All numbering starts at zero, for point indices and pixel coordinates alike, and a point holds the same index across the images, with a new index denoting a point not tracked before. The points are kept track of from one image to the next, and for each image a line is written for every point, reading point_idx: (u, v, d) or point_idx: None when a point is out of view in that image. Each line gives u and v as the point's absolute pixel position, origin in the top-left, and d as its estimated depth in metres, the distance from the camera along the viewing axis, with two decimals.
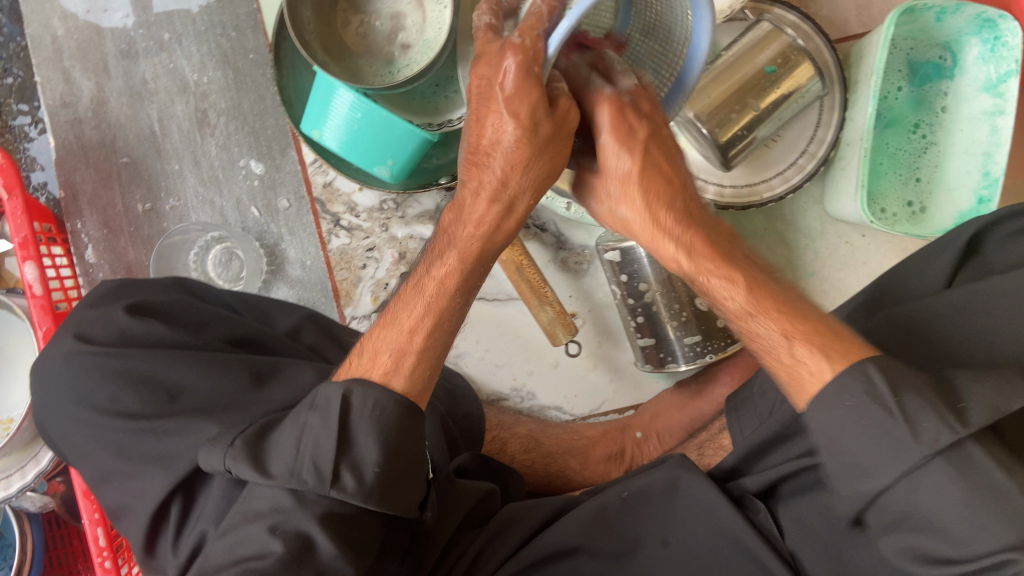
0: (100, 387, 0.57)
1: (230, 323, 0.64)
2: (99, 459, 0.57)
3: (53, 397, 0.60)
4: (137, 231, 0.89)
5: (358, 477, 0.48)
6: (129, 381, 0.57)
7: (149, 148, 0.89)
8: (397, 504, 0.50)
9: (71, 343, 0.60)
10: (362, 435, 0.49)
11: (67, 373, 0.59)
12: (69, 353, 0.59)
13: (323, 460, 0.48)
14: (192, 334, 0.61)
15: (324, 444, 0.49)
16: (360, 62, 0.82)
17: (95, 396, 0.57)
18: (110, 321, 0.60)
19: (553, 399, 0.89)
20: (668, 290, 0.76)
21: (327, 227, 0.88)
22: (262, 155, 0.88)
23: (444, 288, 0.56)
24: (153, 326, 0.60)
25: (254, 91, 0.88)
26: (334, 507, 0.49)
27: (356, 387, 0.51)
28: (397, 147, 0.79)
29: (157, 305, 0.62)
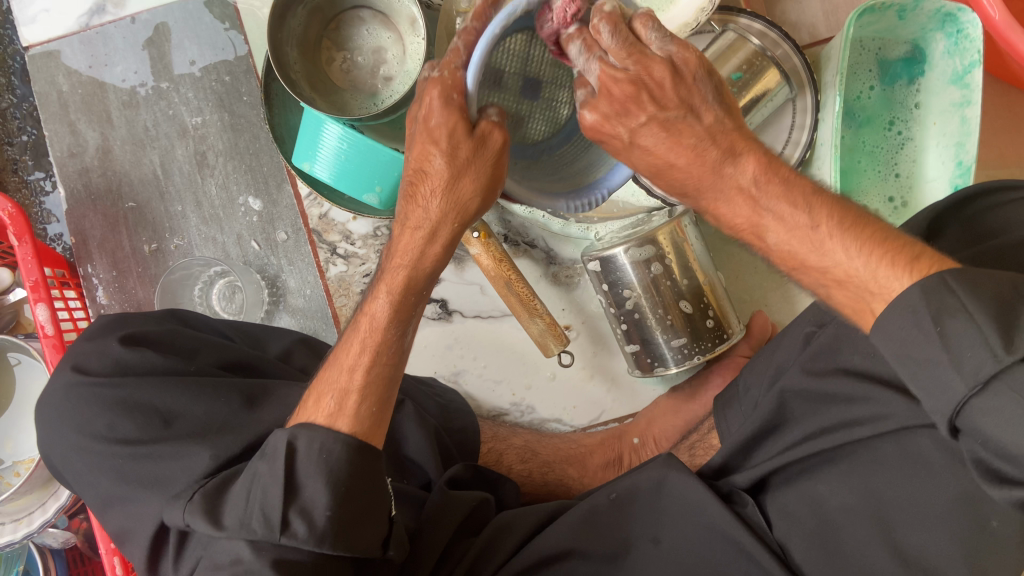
0: (98, 416, 0.61)
1: (221, 349, 0.67)
2: (100, 485, 0.60)
3: (52, 428, 0.63)
4: (144, 271, 0.94)
5: (308, 524, 0.50)
6: (125, 409, 0.60)
7: (153, 192, 0.93)
8: (356, 545, 0.52)
9: (69, 376, 0.63)
10: (308, 479, 0.52)
11: (66, 405, 0.62)
12: (68, 385, 0.63)
13: (271, 509, 0.51)
14: (184, 361, 0.64)
15: (272, 492, 0.51)
16: (346, 96, 0.86)
17: (92, 424, 0.61)
18: (106, 352, 0.63)
19: (553, 412, 0.91)
20: (653, 295, 0.78)
21: (324, 256, 0.92)
22: (259, 192, 0.92)
23: (378, 326, 0.58)
24: (146, 355, 0.63)
25: (249, 131, 0.92)
26: (284, 552, 0.51)
27: (300, 433, 0.53)
28: (383, 173, 0.81)
29: (150, 336, 0.66)
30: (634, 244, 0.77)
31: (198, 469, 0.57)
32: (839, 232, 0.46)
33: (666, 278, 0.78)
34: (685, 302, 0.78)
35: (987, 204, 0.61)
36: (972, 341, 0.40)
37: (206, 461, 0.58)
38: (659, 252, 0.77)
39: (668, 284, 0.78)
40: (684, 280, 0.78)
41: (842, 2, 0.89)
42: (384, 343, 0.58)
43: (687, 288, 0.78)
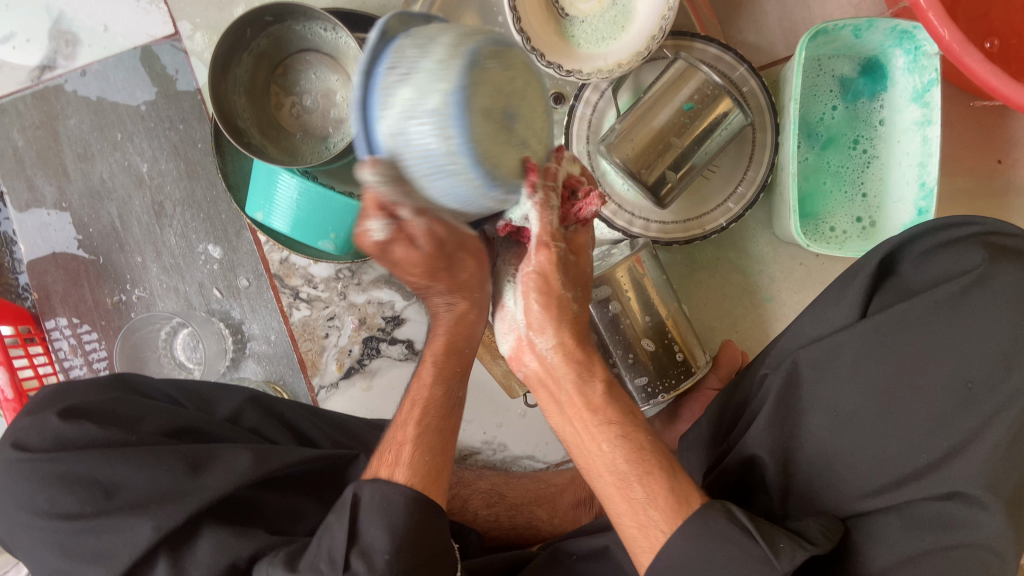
0: (37, 491, 0.59)
1: (165, 416, 0.65)
2: (46, 560, 0.59)
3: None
4: (108, 323, 0.93)
5: (367, 562, 0.51)
6: (65, 483, 0.59)
7: (113, 243, 0.92)
8: None
9: (9, 453, 0.61)
10: (370, 524, 0.53)
11: (7, 482, 0.61)
12: (9, 462, 0.61)
13: (336, 550, 0.52)
14: (126, 431, 0.62)
15: (313, 552, 0.54)
16: (297, 141, 0.85)
17: (33, 500, 0.59)
18: (45, 427, 0.62)
19: (525, 448, 0.90)
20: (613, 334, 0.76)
21: (287, 301, 0.91)
22: (218, 240, 0.91)
23: (425, 386, 0.62)
24: (86, 427, 0.61)
25: (206, 178, 0.91)
26: None
27: (363, 485, 0.55)
28: (336, 217, 0.81)
29: (90, 407, 0.64)
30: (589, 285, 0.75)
31: (141, 542, 0.57)
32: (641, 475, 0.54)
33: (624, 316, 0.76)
34: (646, 341, 0.76)
35: (938, 240, 0.60)
36: (756, 552, 0.49)
37: (149, 533, 0.57)
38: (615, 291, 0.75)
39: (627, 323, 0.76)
40: (644, 318, 0.76)
41: (800, 17, 0.86)
42: (427, 397, 0.61)
43: (648, 325, 0.76)
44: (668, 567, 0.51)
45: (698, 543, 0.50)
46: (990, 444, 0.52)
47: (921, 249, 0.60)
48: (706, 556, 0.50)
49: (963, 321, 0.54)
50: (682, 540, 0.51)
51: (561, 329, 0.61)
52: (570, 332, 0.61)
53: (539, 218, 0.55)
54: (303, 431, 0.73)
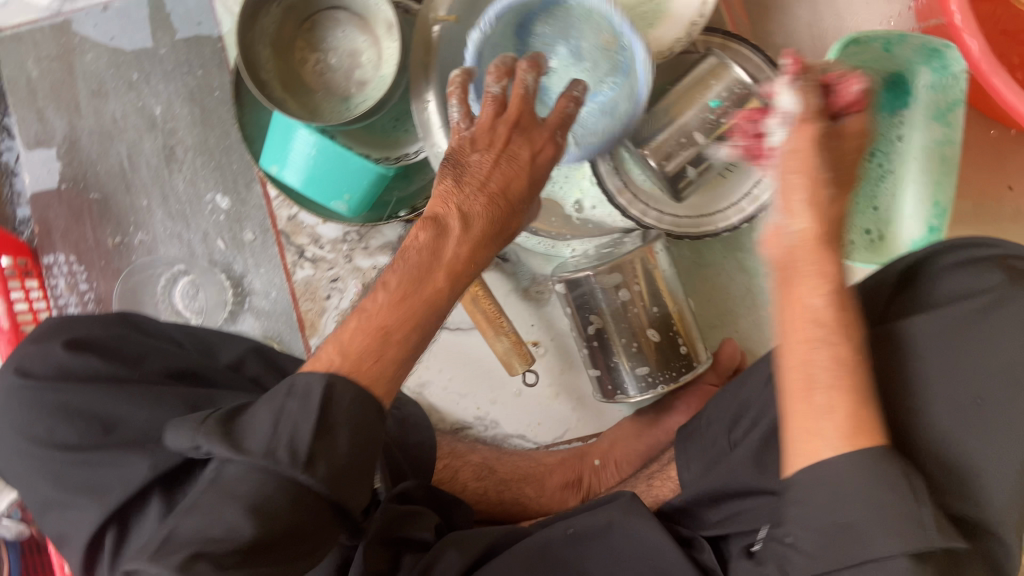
0: (38, 419, 0.59)
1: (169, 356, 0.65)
2: (37, 490, 0.58)
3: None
4: (109, 265, 0.92)
5: (327, 464, 0.45)
6: (68, 413, 0.59)
7: (120, 184, 0.91)
8: (348, 500, 0.47)
9: (12, 379, 0.61)
10: (337, 426, 0.47)
11: (8, 408, 0.60)
12: (11, 388, 0.61)
13: (300, 441, 0.45)
14: (130, 367, 0.62)
15: (258, 436, 0.45)
16: (317, 98, 0.84)
17: (32, 428, 0.59)
18: (50, 356, 0.62)
19: (517, 428, 0.91)
20: (621, 320, 0.77)
21: (291, 259, 0.90)
22: (227, 190, 0.90)
23: (426, 274, 0.53)
24: (91, 361, 0.62)
25: (220, 127, 0.90)
26: (297, 494, 0.45)
27: (337, 378, 0.48)
28: (350, 175, 0.79)
29: (96, 340, 0.64)
30: (602, 269, 0.76)
31: (135, 479, 0.55)
32: (829, 384, 0.47)
33: (633, 304, 0.77)
34: (652, 331, 0.77)
35: (958, 257, 0.59)
36: None
37: (141, 471, 0.55)
38: (627, 279, 0.76)
39: (635, 311, 0.77)
40: (652, 308, 0.77)
41: (829, 26, 0.87)
42: (434, 294, 0.53)
43: (655, 316, 0.77)
44: (818, 480, 0.46)
45: (860, 468, 0.46)
46: (1005, 465, 0.50)
47: (943, 265, 0.59)
48: (868, 488, 0.45)
49: (980, 336, 0.53)
50: (844, 461, 0.46)
51: (819, 215, 0.51)
52: (827, 222, 0.51)
53: (800, 109, 0.50)
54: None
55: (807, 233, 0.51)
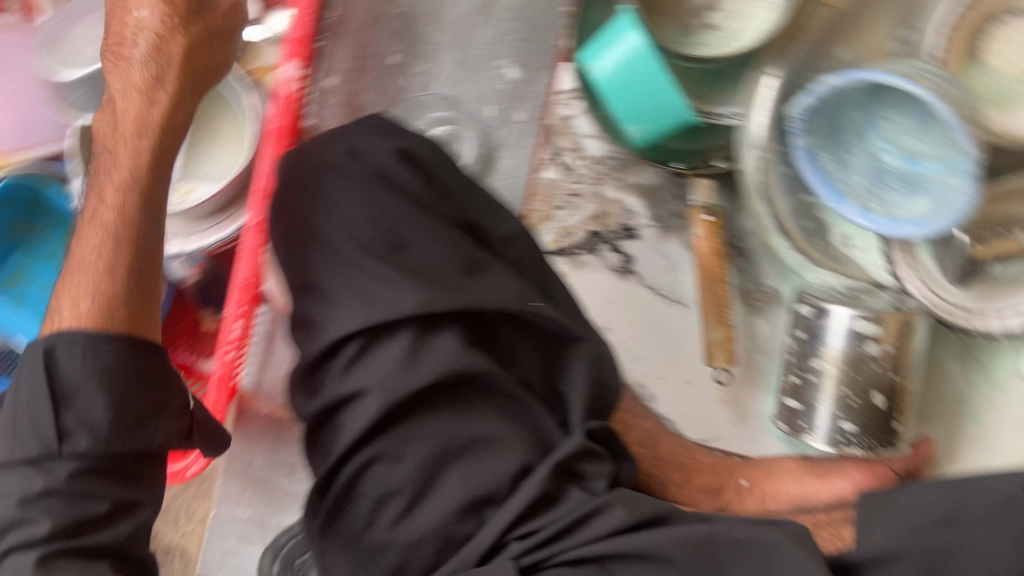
0: (349, 205, 0.60)
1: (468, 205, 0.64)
2: (312, 267, 0.60)
3: (301, 192, 0.62)
4: (380, 80, 0.90)
5: (89, 439, 0.55)
6: (374, 214, 0.60)
7: (428, 10, 0.89)
8: (112, 471, 0.56)
9: (340, 155, 0.62)
10: (87, 391, 0.56)
11: (325, 179, 0.61)
12: (336, 163, 0.61)
13: (45, 426, 0.55)
14: (438, 198, 0.62)
15: (87, 398, 0.55)
16: (661, 20, 0.80)
17: (341, 208, 0.60)
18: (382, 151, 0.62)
19: (672, 412, 0.88)
20: (851, 370, 0.75)
21: (547, 155, 0.89)
22: (521, 64, 0.89)
23: (105, 227, 0.62)
24: (413, 175, 0.61)
25: (545, 4, 0.88)
26: (59, 467, 0.54)
27: (58, 344, 0.57)
28: (658, 113, 0.79)
29: (420, 155, 0.63)
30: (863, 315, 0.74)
31: (404, 307, 0.56)
32: None
33: (872, 361, 0.74)
34: (877, 395, 0.74)
35: None
36: None
37: (414, 302, 0.56)
38: (881, 334, 0.74)
39: (871, 368, 0.74)
40: (887, 373, 0.74)
41: None
42: None
43: (887, 382, 0.74)
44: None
45: None
46: None
47: None
48: None
49: None
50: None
51: None
52: None
53: None
54: (552, 291, 0.67)
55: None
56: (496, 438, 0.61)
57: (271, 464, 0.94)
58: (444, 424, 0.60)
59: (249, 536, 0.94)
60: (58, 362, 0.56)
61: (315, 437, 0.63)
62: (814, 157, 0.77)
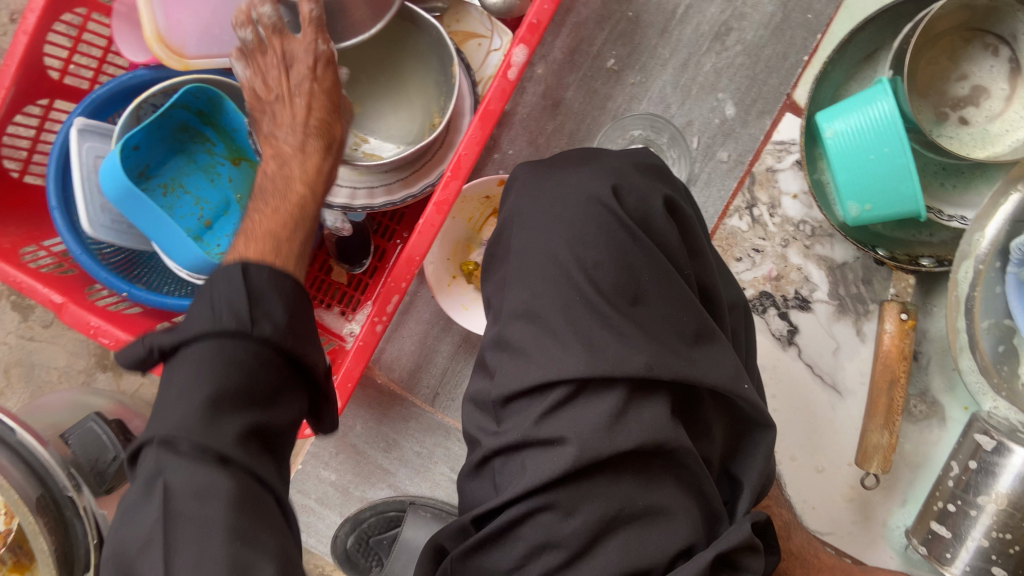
0: (595, 244, 0.56)
1: (705, 270, 0.60)
2: (537, 295, 0.56)
3: (546, 215, 0.58)
4: (590, 79, 0.84)
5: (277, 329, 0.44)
6: (618, 259, 0.55)
7: (659, 21, 0.83)
8: (277, 397, 0.44)
9: (602, 188, 0.57)
10: (273, 295, 0.45)
11: (578, 210, 0.57)
12: (593, 195, 0.57)
13: (234, 312, 0.43)
14: (683, 259, 0.58)
15: (275, 303, 0.45)
16: (915, 100, 0.75)
17: (584, 242, 0.56)
18: (646, 200, 0.58)
19: (794, 496, 0.85)
20: (1018, 516, 0.71)
21: (739, 202, 0.84)
22: (741, 103, 0.84)
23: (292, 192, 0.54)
24: (670, 231, 0.58)
25: (785, 46, 0.83)
26: (230, 351, 0.42)
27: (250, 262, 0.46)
28: (884, 198, 0.74)
29: (676, 210, 0.59)
30: None
31: (630, 368, 0.52)
32: None
33: None
34: None
35: None
36: None
37: (641, 365, 0.52)
38: None
39: None
40: None
41: None
42: None
43: None
44: None
45: None
46: None
47: None
48: None
49: None
50: None
51: None
52: None
53: None
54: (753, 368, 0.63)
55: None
56: (667, 510, 0.57)
57: (369, 436, 0.90)
58: (627, 488, 0.56)
59: (329, 500, 0.90)
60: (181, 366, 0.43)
61: (485, 461, 0.58)
62: None
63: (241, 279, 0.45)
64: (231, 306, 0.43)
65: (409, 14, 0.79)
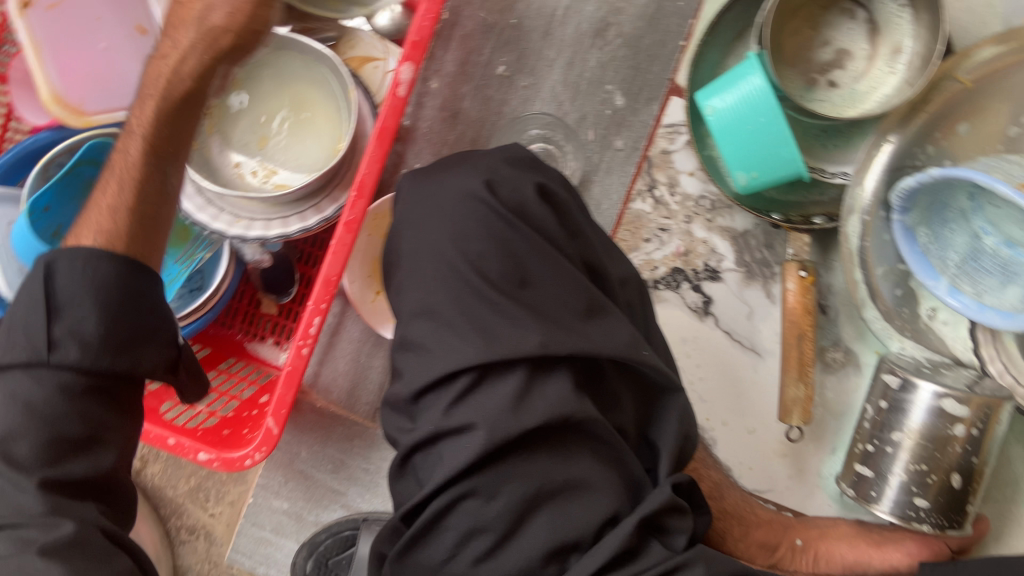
0: (478, 238, 0.59)
1: (589, 247, 0.63)
2: (431, 294, 0.59)
3: (428, 218, 0.62)
4: (483, 88, 0.85)
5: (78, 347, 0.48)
6: (501, 247, 0.59)
7: (542, 26, 0.85)
8: (139, 361, 0.52)
9: (477, 185, 0.61)
10: (68, 305, 0.49)
11: (456, 209, 0.61)
12: (469, 192, 0.61)
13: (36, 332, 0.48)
14: (563, 239, 0.62)
15: (74, 312, 0.49)
16: (785, 70, 0.80)
17: (466, 237, 0.59)
18: (519, 189, 0.62)
19: (730, 459, 0.88)
20: (932, 449, 0.75)
21: (639, 187, 0.89)
22: (628, 92, 0.87)
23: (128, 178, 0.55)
24: (545, 214, 0.62)
25: (661, 34, 0.87)
26: (52, 373, 0.48)
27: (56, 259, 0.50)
28: (768, 163, 0.78)
29: (553, 194, 0.64)
30: (952, 396, 0.74)
31: (526, 347, 0.55)
32: None
33: (956, 443, 0.74)
34: (954, 476, 0.74)
35: None
36: None
37: (536, 343, 0.55)
38: (970, 418, 0.73)
39: (952, 450, 0.74)
40: (967, 456, 0.74)
41: None
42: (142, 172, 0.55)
43: (966, 464, 0.74)
44: None
45: None
46: None
47: None
48: None
49: None
50: None
51: None
52: None
53: None
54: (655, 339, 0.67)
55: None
56: (587, 482, 0.59)
57: (316, 460, 0.93)
58: (542, 462, 0.58)
59: (284, 529, 0.93)
60: (57, 276, 0.50)
61: (406, 459, 0.60)
62: (911, 232, 0.77)
63: (80, 270, 0.50)
64: (26, 331, 0.49)
65: (293, 42, 0.82)
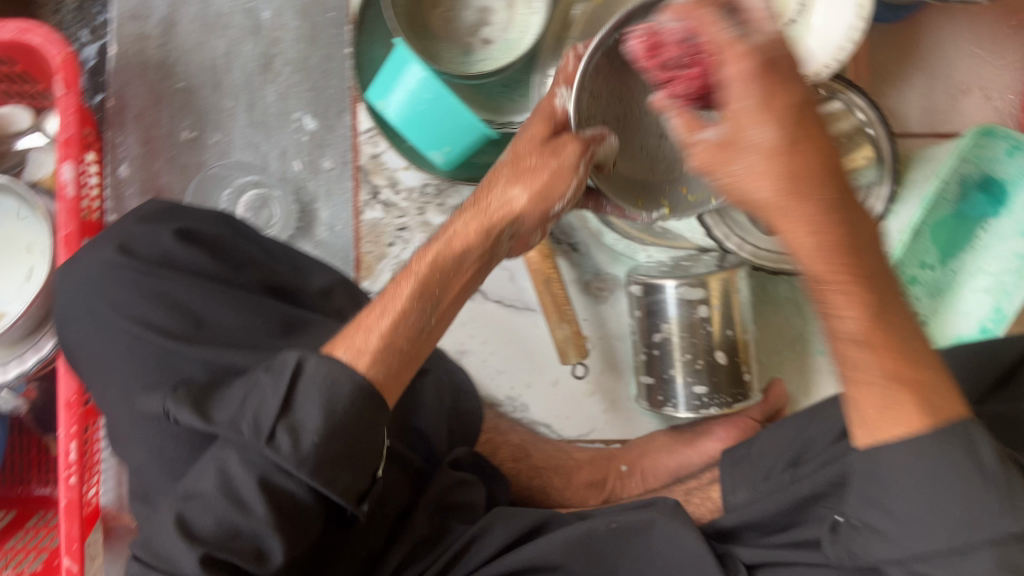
0: (135, 301, 0.57)
1: (267, 270, 0.64)
2: (114, 378, 0.57)
3: (83, 305, 0.59)
4: (175, 157, 0.88)
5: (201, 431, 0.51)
6: (160, 302, 0.57)
7: (209, 79, 0.88)
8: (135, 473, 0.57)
9: (111, 253, 0.59)
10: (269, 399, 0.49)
11: (102, 284, 0.59)
12: (107, 263, 0.59)
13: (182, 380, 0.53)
14: (231, 273, 0.61)
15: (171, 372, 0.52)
16: (439, 46, 0.82)
17: (124, 308, 0.57)
18: (156, 241, 0.60)
19: (545, 416, 0.90)
20: (688, 337, 0.78)
21: (364, 198, 0.88)
22: (317, 113, 0.88)
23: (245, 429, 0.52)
24: (195, 254, 0.60)
25: (325, 49, 0.88)
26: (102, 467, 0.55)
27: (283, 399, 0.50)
28: (455, 134, 0.78)
29: (203, 233, 0.63)
30: (685, 283, 0.76)
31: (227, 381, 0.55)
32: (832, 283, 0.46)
33: (705, 324, 0.77)
34: (718, 353, 0.78)
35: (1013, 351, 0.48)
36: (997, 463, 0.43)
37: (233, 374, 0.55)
38: (706, 297, 0.77)
39: (705, 331, 0.77)
40: (722, 331, 0.78)
41: (941, 103, 0.89)
42: (404, 315, 0.52)
43: (724, 338, 0.78)
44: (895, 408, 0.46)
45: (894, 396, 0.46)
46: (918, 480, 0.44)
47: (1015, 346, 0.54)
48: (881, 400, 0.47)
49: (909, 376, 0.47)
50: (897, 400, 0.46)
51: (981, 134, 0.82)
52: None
53: None
54: None
55: (769, 138, 0.42)
56: (388, 495, 0.63)
57: None
58: None
59: None
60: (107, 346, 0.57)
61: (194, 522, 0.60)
62: None
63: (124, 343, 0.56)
64: None
65: None
